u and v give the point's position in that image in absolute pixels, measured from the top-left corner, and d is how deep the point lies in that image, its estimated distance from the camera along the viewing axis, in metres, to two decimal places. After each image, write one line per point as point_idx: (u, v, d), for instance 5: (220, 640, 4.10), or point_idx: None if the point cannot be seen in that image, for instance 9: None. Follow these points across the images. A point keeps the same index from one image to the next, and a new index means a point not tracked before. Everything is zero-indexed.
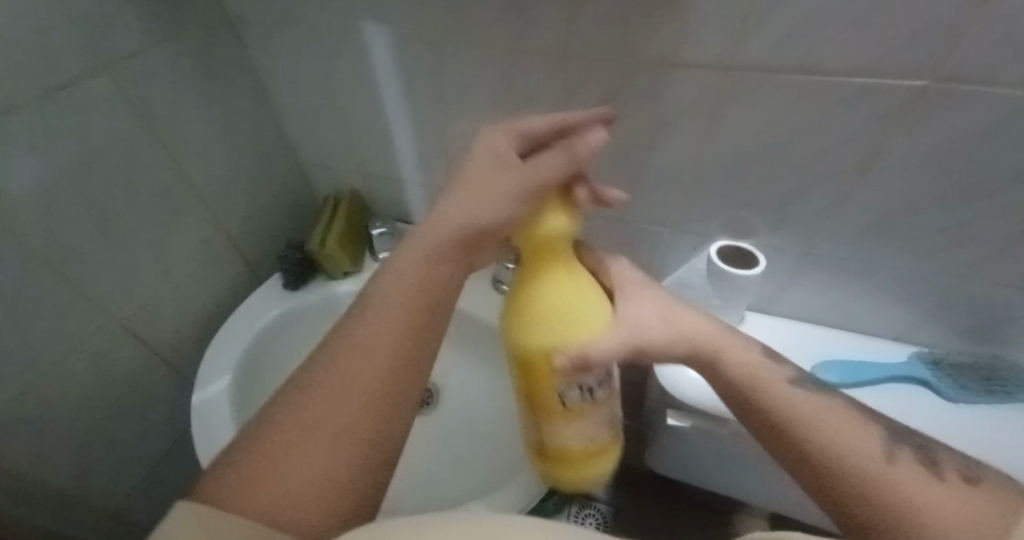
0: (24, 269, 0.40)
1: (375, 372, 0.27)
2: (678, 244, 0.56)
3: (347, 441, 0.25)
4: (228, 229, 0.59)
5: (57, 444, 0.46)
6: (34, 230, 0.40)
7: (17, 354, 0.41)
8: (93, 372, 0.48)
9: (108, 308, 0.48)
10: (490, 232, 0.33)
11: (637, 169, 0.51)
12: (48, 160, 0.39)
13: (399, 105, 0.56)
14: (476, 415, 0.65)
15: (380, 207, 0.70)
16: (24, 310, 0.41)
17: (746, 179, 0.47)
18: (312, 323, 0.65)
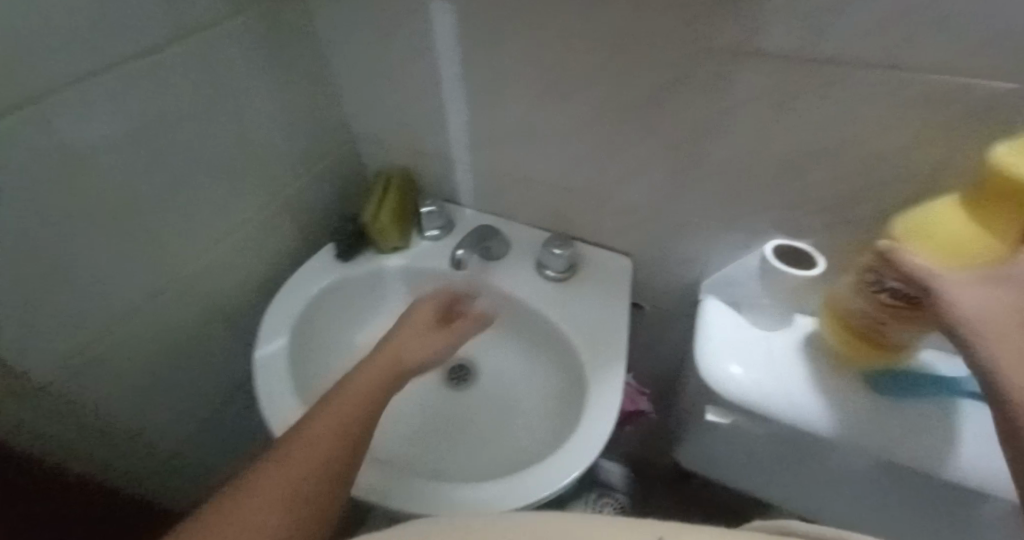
0: (102, 219, 0.43)
1: (306, 465, 0.39)
2: (726, 238, 0.56)
3: (275, 513, 0.35)
4: (286, 196, 0.62)
5: (127, 383, 0.51)
6: (113, 185, 0.43)
7: (94, 298, 0.44)
8: (160, 320, 0.52)
9: (175, 263, 0.51)
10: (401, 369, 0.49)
11: (692, 159, 0.50)
12: (127, 120, 0.42)
13: (455, 83, 0.56)
14: (509, 393, 0.67)
15: (428, 184, 0.72)
16: (101, 258, 0.44)
17: (807, 175, 0.45)
18: (357, 294, 0.68)
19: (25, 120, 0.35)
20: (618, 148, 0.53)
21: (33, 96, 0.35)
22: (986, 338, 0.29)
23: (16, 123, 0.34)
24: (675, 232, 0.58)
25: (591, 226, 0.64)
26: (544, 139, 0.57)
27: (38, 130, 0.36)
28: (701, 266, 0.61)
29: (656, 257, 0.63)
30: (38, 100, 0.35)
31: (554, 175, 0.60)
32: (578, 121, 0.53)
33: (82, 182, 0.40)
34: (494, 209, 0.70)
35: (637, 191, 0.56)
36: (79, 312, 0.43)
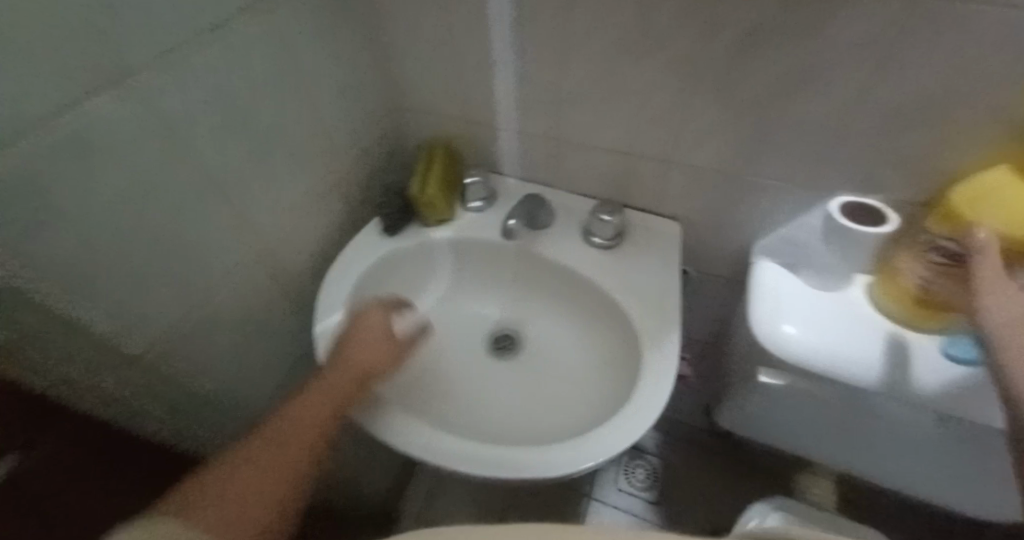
0: (191, 189, 0.44)
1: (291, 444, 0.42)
2: (785, 197, 0.55)
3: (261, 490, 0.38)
4: (338, 170, 0.63)
5: (211, 354, 0.53)
6: (199, 154, 0.44)
7: (183, 270, 0.46)
8: (236, 293, 0.53)
9: (248, 235, 0.52)
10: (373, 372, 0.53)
11: (757, 116, 0.49)
12: (210, 89, 0.42)
13: (509, 47, 0.56)
14: (560, 359, 0.68)
15: (472, 155, 0.72)
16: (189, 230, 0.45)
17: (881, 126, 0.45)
18: (406, 267, 0.69)
19: (123, 93, 0.35)
20: (679, 106, 0.52)
21: (127, 68, 0.35)
22: None
23: (116, 95, 0.35)
24: (732, 194, 0.58)
25: (642, 191, 0.64)
26: (601, 102, 0.56)
27: (135, 101, 0.36)
28: (756, 228, 0.60)
29: (710, 221, 0.63)
30: (131, 71, 0.36)
31: (607, 139, 0.60)
32: (639, 79, 0.52)
33: (173, 151, 0.41)
34: (541, 178, 0.70)
35: (696, 152, 0.56)
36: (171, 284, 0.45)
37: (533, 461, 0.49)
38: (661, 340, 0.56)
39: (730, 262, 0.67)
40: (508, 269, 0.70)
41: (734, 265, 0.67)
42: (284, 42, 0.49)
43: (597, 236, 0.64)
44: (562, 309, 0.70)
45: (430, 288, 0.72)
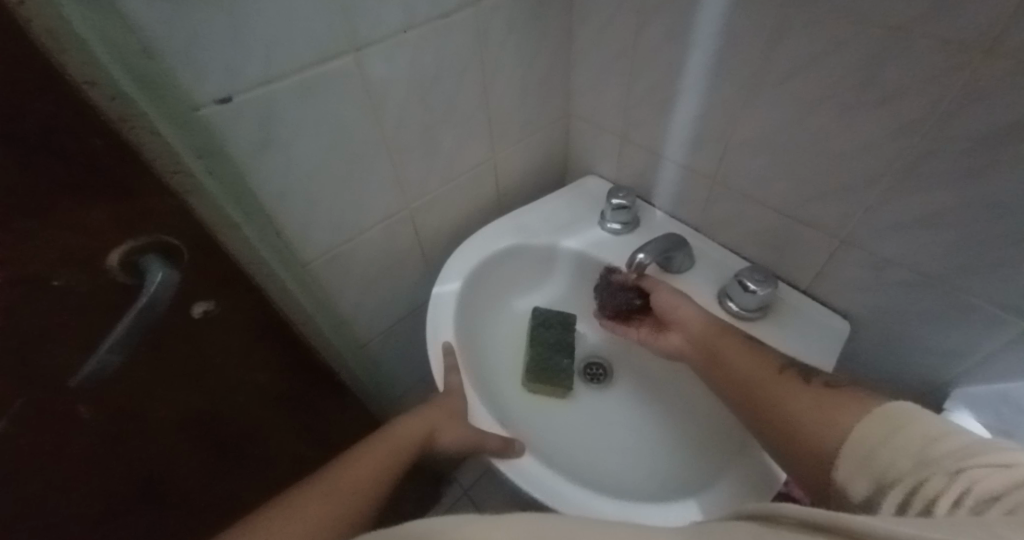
0: (319, 152, 0.46)
1: (361, 471, 0.47)
2: (1014, 341, 0.42)
3: (379, 460, 0.48)
4: (498, 156, 0.66)
5: (296, 304, 0.56)
6: (328, 124, 0.45)
7: (275, 227, 0.48)
8: (349, 261, 0.58)
9: (387, 204, 0.57)
10: (368, 461, 0.48)
11: (998, 231, 0.38)
12: (353, 96, 0.45)
13: (698, 77, 0.52)
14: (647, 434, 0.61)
15: (628, 179, 0.69)
16: (315, 203, 0.49)
17: None
18: (526, 264, 0.70)
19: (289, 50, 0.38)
20: (891, 191, 0.43)
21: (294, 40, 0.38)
22: (716, 352, 0.50)
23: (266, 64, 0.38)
24: (937, 306, 0.46)
25: (808, 267, 0.55)
26: (792, 160, 0.49)
27: (299, 61, 0.39)
28: (958, 357, 0.47)
29: (888, 328, 0.51)
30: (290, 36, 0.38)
31: (787, 201, 0.52)
32: (845, 144, 0.44)
33: (280, 101, 0.40)
34: (689, 218, 0.65)
35: (906, 247, 0.45)
36: (254, 234, 0.46)
37: (559, 483, 0.48)
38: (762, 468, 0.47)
39: (893, 377, 0.55)
40: None
41: (898, 383, 0.55)
42: (476, 45, 0.52)
43: (733, 303, 0.57)
44: (651, 375, 0.64)
45: (542, 291, 0.72)
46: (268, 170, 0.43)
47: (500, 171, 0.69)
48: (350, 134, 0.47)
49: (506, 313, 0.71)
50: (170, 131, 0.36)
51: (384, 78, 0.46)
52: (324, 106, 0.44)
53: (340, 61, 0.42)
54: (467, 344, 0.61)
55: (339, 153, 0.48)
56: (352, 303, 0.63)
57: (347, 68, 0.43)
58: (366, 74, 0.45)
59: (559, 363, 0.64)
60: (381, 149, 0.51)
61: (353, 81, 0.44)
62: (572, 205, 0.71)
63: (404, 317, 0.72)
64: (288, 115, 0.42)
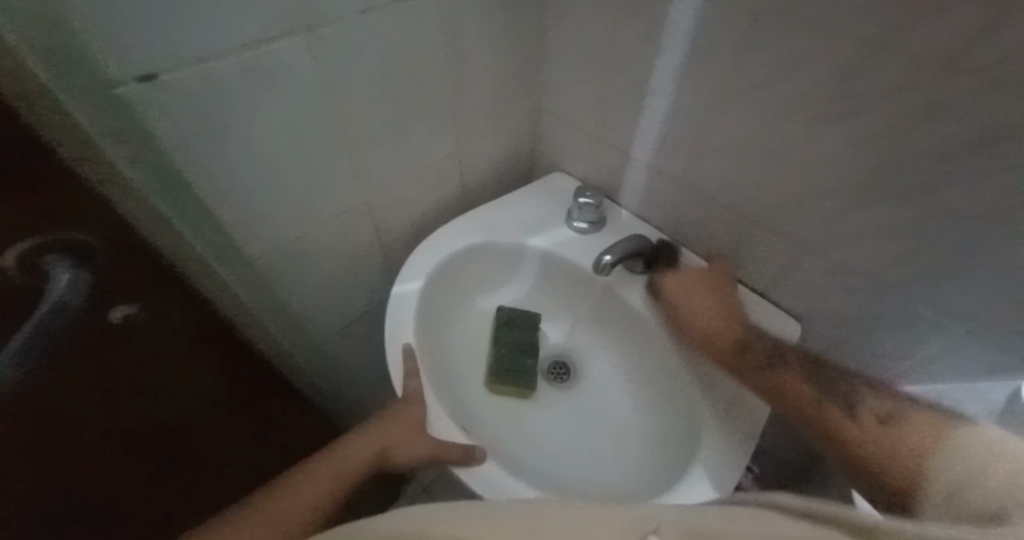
0: (264, 140, 0.42)
1: (312, 484, 0.46)
2: (952, 345, 0.44)
3: (333, 472, 0.48)
4: (464, 151, 0.64)
5: (237, 295, 0.53)
6: (273, 110, 0.41)
7: (216, 221, 0.44)
8: (301, 259, 0.54)
9: (345, 198, 0.53)
10: (320, 472, 0.47)
11: (947, 244, 0.40)
12: (303, 81, 0.41)
13: (668, 78, 0.51)
14: (612, 430, 0.61)
15: (597, 178, 0.68)
16: (260, 196, 0.45)
17: None
18: (491, 262, 0.68)
19: (228, 27, 0.34)
20: (849, 199, 0.44)
21: (233, 13, 0.34)
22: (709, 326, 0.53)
23: (200, 39, 0.33)
24: (885, 311, 0.48)
25: (768, 271, 0.56)
26: (757, 166, 0.49)
27: (239, 38, 0.35)
28: (899, 358, 0.49)
29: (839, 332, 0.53)
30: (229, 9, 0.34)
31: (752, 207, 0.52)
32: (808, 152, 0.44)
33: (218, 81, 0.36)
34: (655, 219, 0.65)
35: (859, 253, 0.46)
36: (182, 226, 0.43)
37: (524, 489, 0.47)
38: (725, 467, 0.48)
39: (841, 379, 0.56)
40: (589, 300, 0.66)
41: None
42: (441, 32, 0.50)
43: None
44: (618, 374, 0.65)
45: (507, 290, 0.71)
46: (203, 159, 0.39)
47: (466, 166, 0.66)
48: (300, 121, 0.44)
49: (471, 312, 0.69)
50: (78, 113, 0.32)
51: (340, 63, 0.43)
52: (270, 88, 0.40)
53: (289, 42, 0.38)
54: (428, 345, 0.59)
55: (289, 142, 0.44)
56: (306, 301, 0.59)
57: (298, 50, 0.39)
58: (318, 57, 0.41)
59: (524, 363, 0.63)
60: (338, 139, 0.48)
61: (303, 63, 0.40)
62: (540, 203, 0.70)
63: (363, 316, 0.69)
64: (224, 97, 0.37)
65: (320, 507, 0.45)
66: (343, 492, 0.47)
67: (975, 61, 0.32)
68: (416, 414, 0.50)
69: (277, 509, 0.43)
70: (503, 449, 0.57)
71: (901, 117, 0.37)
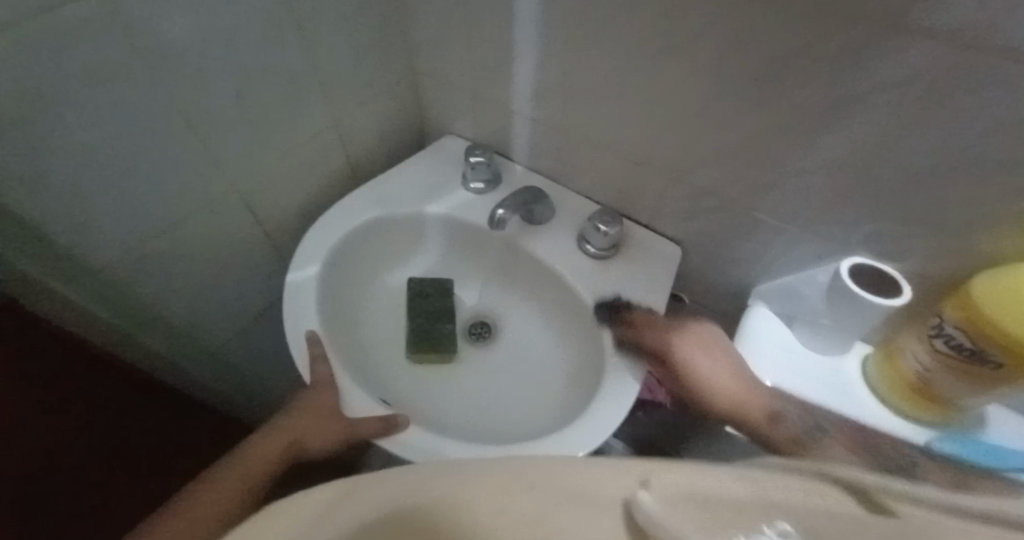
0: (87, 131, 0.37)
1: (223, 487, 0.43)
2: (791, 242, 0.52)
3: (245, 466, 0.46)
4: (341, 124, 0.61)
5: (91, 309, 0.48)
6: (89, 93, 0.36)
7: (36, 229, 0.39)
8: (164, 263, 0.50)
9: (208, 187, 0.49)
10: (230, 471, 0.45)
11: (776, 153, 0.46)
12: (121, 54, 0.37)
13: (530, 25, 0.52)
14: (530, 375, 0.64)
15: (483, 136, 0.69)
16: (90, 195, 0.40)
17: (900, 185, 0.41)
18: (390, 235, 0.66)
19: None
20: (699, 125, 0.49)
21: None
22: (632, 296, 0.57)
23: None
24: (736, 225, 0.54)
25: (646, 205, 0.60)
26: (622, 104, 0.52)
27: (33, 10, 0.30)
28: (755, 265, 0.56)
29: (707, 250, 0.59)
30: None
31: (623, 145, 0.56)
32: (658, 85, 0.48)
33: (9, 66, 0.31)
34: (542, 169, 0.67)
35: (709, 173, 0.52)
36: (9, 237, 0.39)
37: (450, 447, 0.48)
38: (625, 387, 0.53)
39: (713, 294, 0.63)
40: (493, 258, 0.67)
41: (716, 298, 0.63)
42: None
43: (592, 246, 0.61)
44: (529, 322, 0.68)
45: (413, 261, 0.70)
46: (2, 160, 0.34)
47: (346, 138, 0.63)
48: (128, 103, 0.39)
49: (379, 289, 0.68)
50: None
51: (170, 32, 0.39)
52: (81, 67, 0.35)
53: (97, 10, 0.34)
54: (334, 327, 0.57)
55: (122, 127, 0.39)
56: (185, 303, 0.55)
57: (111, 18, 0.35)
58: (137, 27, 0.37)
59: (439, 330, 0.63)
60: (183, 120, 0.44)
61: (120, 34, 0.36)
62: (430, 168, 0.69)
63: (257, 313, 0.66)
64: (23, 85, 0.32)
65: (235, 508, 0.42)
66: (260, 486, 0.45)
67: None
68: (327, 397, 0.49)
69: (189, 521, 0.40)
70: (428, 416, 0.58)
71: (725, 41, 0.41)
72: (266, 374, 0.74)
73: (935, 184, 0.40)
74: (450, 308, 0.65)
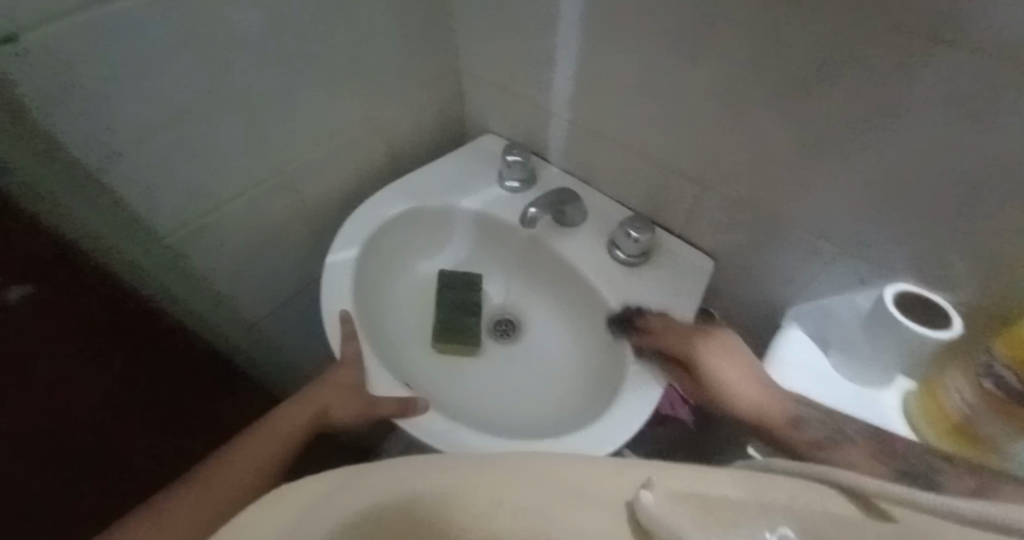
0: (151, 112, 0.41)
1: (253, 452, 0.46)
2: (829, 261, 0.49)
3: (272, 435, 0.48)
4: (384, 116, 0.64)
5: (147, 279, 0.53)
6: (154, 77, 0.40)
7: (104, 199, 0.43)
8: (214, 240, 0.54)
9: (256, 169, 0.53)
10: (262, 439, 0.47)
11: (816, 167, 0.44)
12: (184, 42, 0.40)
13: (571, 27, 0.52)
14: (550, 376, 0.65)
15: (521, 135, 0.69)
16: (151, 172, 0.44)
17: (951, 208, 0.39)
18: (422, 227, 0.69)
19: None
20: (737, 134, 0.47)
21: None
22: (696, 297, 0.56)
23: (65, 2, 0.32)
24: (771, 240, 0.52)
25: (679, 213, 0.59)
26: (659, 111, 0.52)
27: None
28: (790, 283, 0.54)
29: (741, 263, 0.57)
30: None
31: (658, 152, 0.55)
32: (696, 91, 0.47)
33: (88, 49, 0.35)
34: (577, 171, 0.67)
35: (745, 184, 0.50)
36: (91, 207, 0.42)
37: (461, 436, 0.49)
38: (642, 396, 0.52)
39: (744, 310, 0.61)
40: (522, 256, 0.68)
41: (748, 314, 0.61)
42: None
43: (620, 251, 0.61)
44: (553, 322, 0.68)
45: (444, 254, 0.72)
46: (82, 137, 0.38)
47: (388, 132, 0.66)
48: (193, 88, 0.43)
49: (410, 278, 0.70)
50: None
51: (229, 23, 0.42)
52: (148, 53, 0.38)
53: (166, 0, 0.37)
54: (363, 310, 0.60)
55: (182, 109, 0.43)
56: (230, 276, 0.59)
57: (175, 8, 0.38)
58: (201, 18, 0.40)
59: (463, 322, 0.65)
60: (236, 105, 0.47)
61: (186, 25, 0.39)
62: (467, 164, 0.70)
63: (296, 292, 0.70)
64: (99, 68, 0.36)
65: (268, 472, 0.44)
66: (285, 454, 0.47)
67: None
68: (352, 375, 0.52)
69: (219, 476, 0.42)
70: (445, 404, 0.60)
71: (765, 50, 0.40)
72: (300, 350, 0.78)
73: (991, 208, 0.37)
74: (475, 302, 0.66)
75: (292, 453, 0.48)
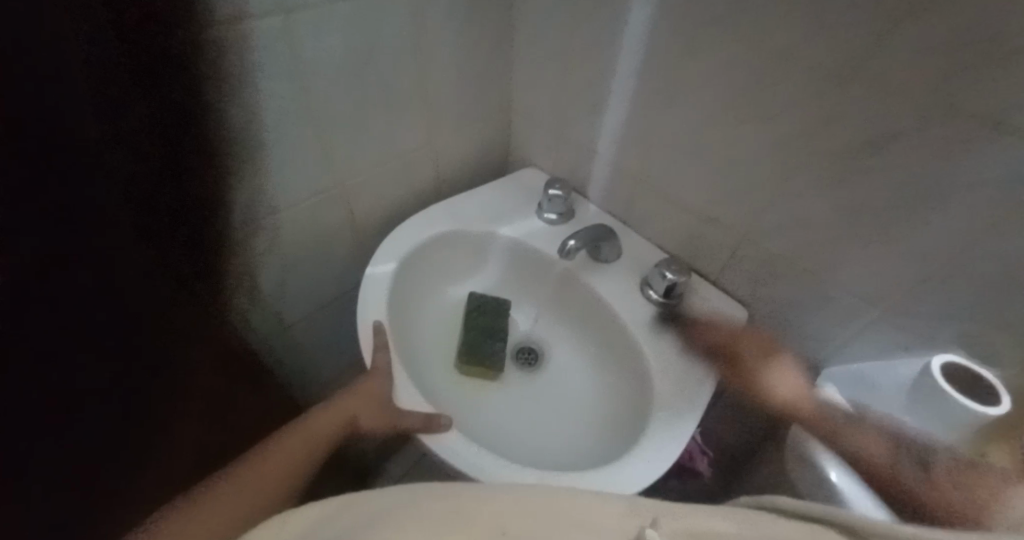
0: (234, 121, 0.45)
1: (280, 455, 0.47)
2: (868, 324, 0.49)
3: (302, 437, 0.49)
4: (436, 143, 0.67)
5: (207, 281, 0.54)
6: (245, 90, 0.44)
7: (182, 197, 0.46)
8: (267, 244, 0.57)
9: (316, 182, 0.56)
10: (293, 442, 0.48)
11: (860, 229, 0.45)
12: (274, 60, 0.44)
13: (625, 76, 0.55)
14: (571, 412, 0.64)
15: (563, 172, 0.72)
16: (226, 175, 0.48)
17: (998, 283, 0.39)
18: (460, 250, 0.70)
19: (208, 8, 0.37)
20: (786, 189, 0.48)
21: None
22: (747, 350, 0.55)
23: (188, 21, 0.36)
24: (809, 296, 0.53)
25: (715, 260, 0.60)
26: (706, 161, 0.53)
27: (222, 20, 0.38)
28: (826, 343, 0.54)
29: (777, 317, 0.57)
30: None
31: (700, 200, 0.57)
32: (743, 146, 0.49)
33: (196, 63, 0.39)
34: (616, 212, 0.68)
35: (788, 239, 0.51)
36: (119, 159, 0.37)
37: (480, 461, 0.49)
38: (666, 442, 0.51)
39: None
40: (553, 287, 0.69)
41: None
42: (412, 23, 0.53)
43: (652, 292, 0.61)
44: (580, 359, 0.68)
45: (477, 279, 0.73)
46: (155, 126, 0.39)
47: (438, 156, 0.69)
48: (273, 104, 0.46)
49: (442, 299, 0.72)
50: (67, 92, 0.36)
51: (314, 47, 0.46)
52: (244, 68, 0.42)
53: (266, 22, 0.41)
54: (395, 323, 0.61)
55: (262, 119, 0.47)
56: (275, 278, 0.61)
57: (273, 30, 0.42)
58: (293, 41, 0.44)
59: (490, 348, 0.65)
60: (308, 120, 0.51)
61: (276, 43, 0.43)
62: (509, 195, 0.73)
63: (333, 299, 0.72)
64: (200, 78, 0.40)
65: (285, 485, 0.44)
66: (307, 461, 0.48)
67: (878, 61, 0.37)
68: (382, 385, 0.53)
69: (252, 477, 0.43)
70: (466, 428, 0.60)
71: (816, 113, 0.42)
72: (326, 360, 0.79)
73: None
74: (503, 329, 0.67)
75: (318, 459, 0.49)
